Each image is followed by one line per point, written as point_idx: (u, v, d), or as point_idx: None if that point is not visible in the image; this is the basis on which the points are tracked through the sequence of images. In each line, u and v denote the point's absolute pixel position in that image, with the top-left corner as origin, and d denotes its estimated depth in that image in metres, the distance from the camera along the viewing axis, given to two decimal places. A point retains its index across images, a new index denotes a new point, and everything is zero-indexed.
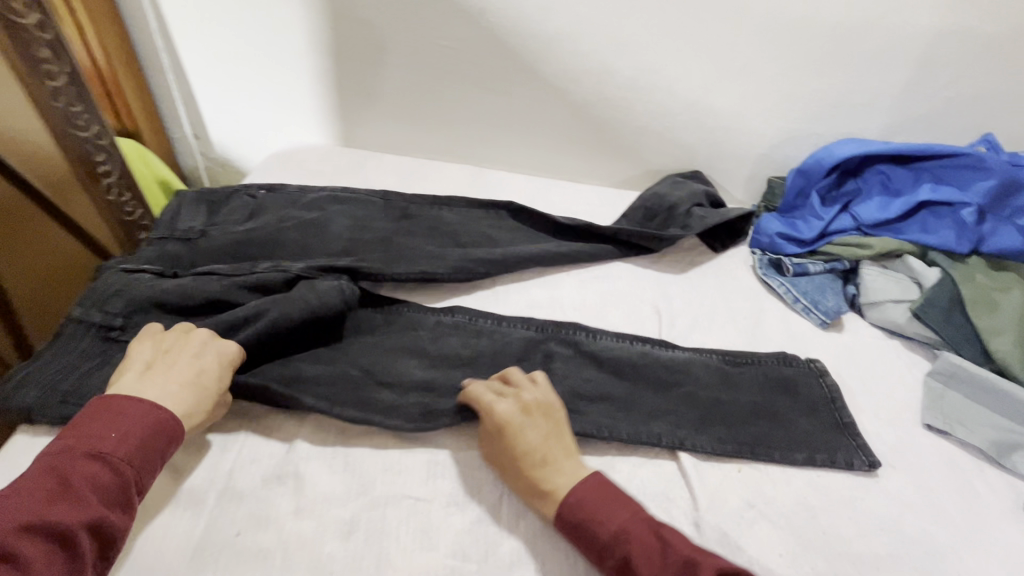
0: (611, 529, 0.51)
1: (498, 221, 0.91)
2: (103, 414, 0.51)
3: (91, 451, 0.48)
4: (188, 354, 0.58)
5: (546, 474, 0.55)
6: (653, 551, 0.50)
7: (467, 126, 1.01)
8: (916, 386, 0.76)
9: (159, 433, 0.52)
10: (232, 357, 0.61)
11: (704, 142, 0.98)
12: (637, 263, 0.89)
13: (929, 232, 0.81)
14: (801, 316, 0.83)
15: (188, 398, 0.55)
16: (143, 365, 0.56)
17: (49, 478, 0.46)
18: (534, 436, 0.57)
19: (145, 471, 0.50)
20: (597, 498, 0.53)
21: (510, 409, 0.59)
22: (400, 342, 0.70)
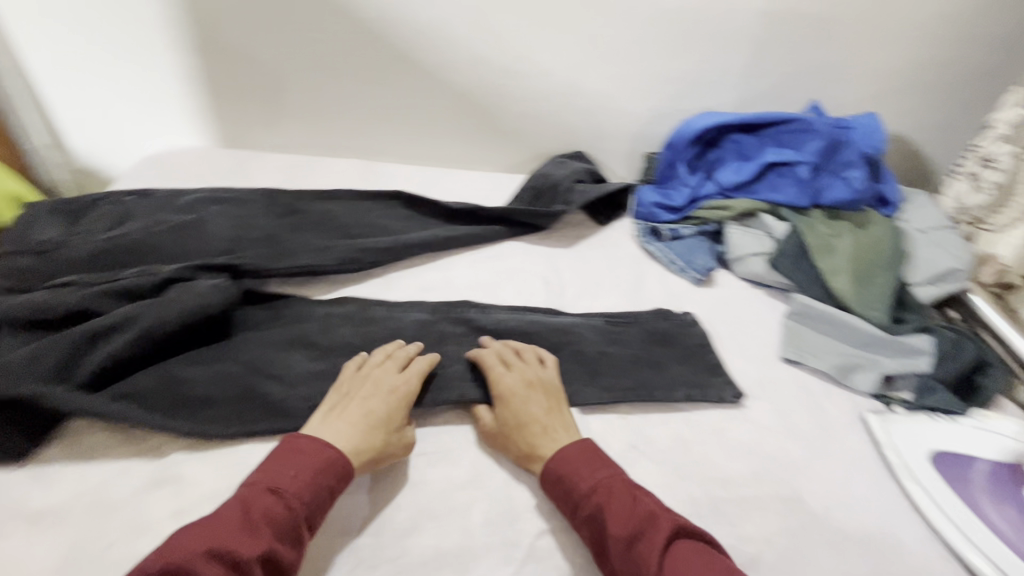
0: (588, 482, 0.56)
1: (389, 210, 0.92)
2: (287, 452, 0.55)
3: (270, 486, 0.52)
4: (363, 393, 0.61)
5: (542, 440, 0.60)
6: (624, 504, 0.54)
7: (352, 120, 1.01)
8: (776, 326, 0.85)
9: (326, 472, 0.54)
10: (408, 392, 0.62)
11: (583, 123, 1.04)
12: (527, 241, 0.92)
13: (777, 190, 0.91)
14: (678, 276, 0.91)
15: (360, 433, 0.57)
16: (328, 406, 0.61)
17: (238, 509, 0.50)
18: (536, 405, 0.63)
19: (315, 509, 0.52)
20: (580, 455, 0.58)
21: (512, 382, 0.65)
22: (286, 334, 0.69)
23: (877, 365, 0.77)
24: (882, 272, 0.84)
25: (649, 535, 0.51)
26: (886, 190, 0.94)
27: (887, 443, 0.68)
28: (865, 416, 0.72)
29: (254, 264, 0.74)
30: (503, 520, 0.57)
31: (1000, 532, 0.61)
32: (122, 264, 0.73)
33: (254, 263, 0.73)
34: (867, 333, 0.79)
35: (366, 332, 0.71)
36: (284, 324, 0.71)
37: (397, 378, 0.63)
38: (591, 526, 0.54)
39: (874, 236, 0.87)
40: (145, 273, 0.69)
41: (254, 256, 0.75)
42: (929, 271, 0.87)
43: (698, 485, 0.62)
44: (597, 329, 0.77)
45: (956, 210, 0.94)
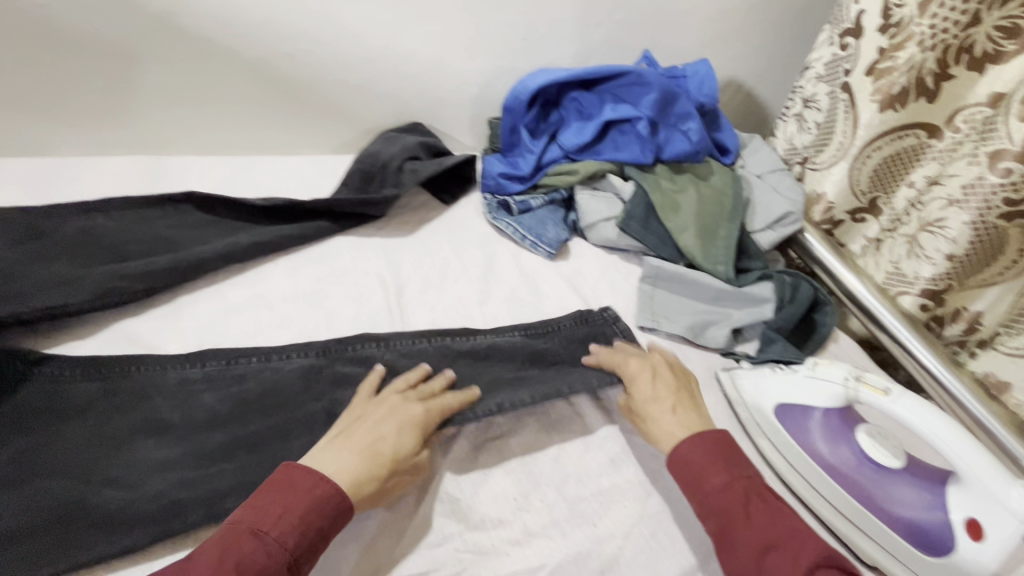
0: (722, 478, 0.52)
1: (179, 216, 0.75)
2: (279, 487, 0.47)
3: (254, 527, 0.45)
4: (376, 421, 0.54)
5: (667, 422, 0.57)
6: (762, 511, 0.50)
7: (115, 108, 0.80)
8: (632, 292, 0.82)
9: (320, 511, 0.47)
10: (423, 426, 0.55)
11: (412, 91, 0.92)
12: (359, 234, 0.81)
13: (620, 149, 0.87)
14: (531, 252, 0.84)
15: (366, 465, 0.50)
16: (335, 434, 0.54)
17: (217, 553, 0.43)
18: (651, 390, 0.60)
19: (304, 551, 0.45)
20: (710, 447, 0.54)
21: (641, 363, 0.63)
22: (40, 412, 0.55)
23: (729, 319, 0.78)
24: (725, 224, 0.84)
25: (785, 549, 0.47)
26: (723, 138, 0.94)
27: (739, 401, 0.68)
28: (719, 373, 0.71)
29: None
30: None
31: (836, 474, 0.62)
32: None
33: None
34: (717, 289, 0.79)
35: (154, 385, 0.59)
36: (39, 399, 0.56)
37: (418, 410, 0.56)
38: (718, 524, 0.50)
39: (716, 187, 0.87)
40: None
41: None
42: (767, 216, 0.88)
43: (553, 488, 0.57)
44: (519, 351, 0.68)
45: (787, 152, 0.96)
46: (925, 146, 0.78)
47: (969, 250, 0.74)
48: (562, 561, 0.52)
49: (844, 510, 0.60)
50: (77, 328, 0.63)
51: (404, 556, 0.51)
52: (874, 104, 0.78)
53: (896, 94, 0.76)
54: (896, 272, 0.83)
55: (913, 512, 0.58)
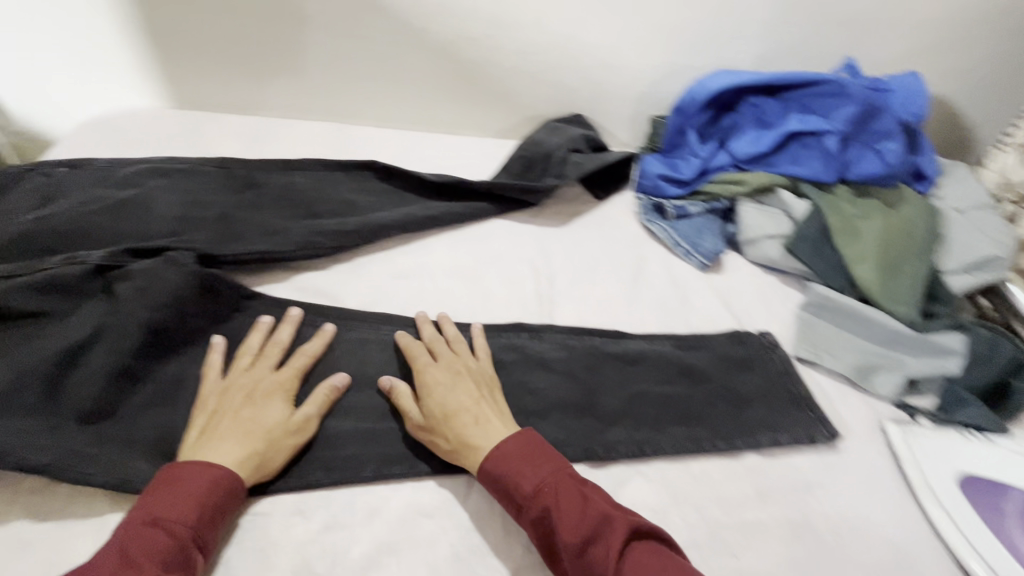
0: (531, 483, 0.52)
1: (360, 183, 0.82)
2: (165, 482, 0.49)
3: (152, 517, 0.47)
4: (234, 404, 0.56)
5: (469, 428, 0.56)
6: (573, 504, 0.51)
7: (317, 77, 0.88)
8: (789, 317, 0.77)
9: (217, 490, 0.49)
10: (275, 388, 0.58)
11: (582, 82, 0.91)
12: (515, 220, 0.82)
13: (799, 163, 0.80)
14: (682, 260, 0.81)
15: (241, 446, 0.53)
16: (205, 421, 0.55)
17: (116, 548, 0.45)
18: (462, 398, 0.58)
19: (207, 528, 0.48)
20: (522, 454, 0.54)
21: (439, 372, 0.60)
22: (245, 342, 0.63)
23: (902, 367, 0.69)
24: (913, 260, 0.75)
25: (604, 539, 0.48)
26: (922, 164, 0.83)
27: (911, 461, 0.61)
28: (886, 426, 0.64)
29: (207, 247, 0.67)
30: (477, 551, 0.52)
31: None
32: (51, 244, 0.65)
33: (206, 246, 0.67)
34: (894, 330, 0.71)
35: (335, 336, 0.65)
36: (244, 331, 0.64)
37: (267, 378, 0.58)
38: (542, 529, 0.51)
39: (907, 217, 0.78)
40: (76, 261, 0.61)
41: (203, 241, 0.68)
42: (965, 257, 0.77)
43: (694, 508, 0.56)
44: (669, 364, 0.68)
45: (998, 186, 0.85)
46: None
47: None
48: None
49: None
50: (272, 273, 0.71)
51: None
52: None
53: None
54: None
55: None
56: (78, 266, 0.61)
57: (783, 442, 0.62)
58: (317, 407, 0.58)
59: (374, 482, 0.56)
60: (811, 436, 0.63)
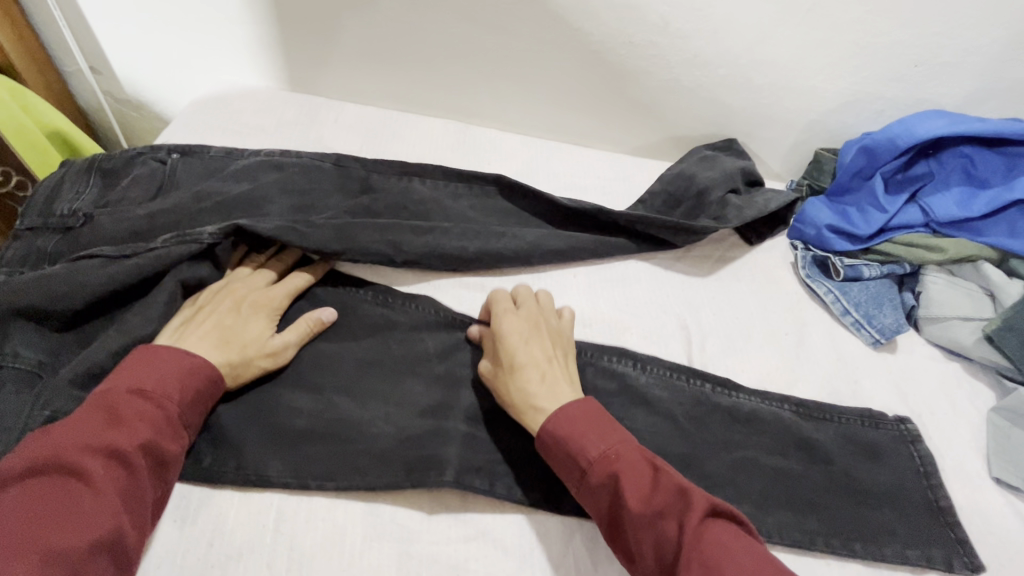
0: (597, 450, 0.47)
1: (484, 199, 0.72)
2: (141, 356, 0.46)
3: (133, 387, 0.44)
4: (221, 307, 0.52)
5: (537, 388, 0.51)
6: (641, 476, 0.45)
7: (446, 71, 0.78)
8: (977, 420, 0.64)
9: (200, 371, 0.47)
10: (266, 303, 0.54)
11: (746, 104, 0.78)
12: (656, 261, 0.72)
13: (1016, 236, 0.67)
14: (849, 331, 0.69)
15: (218, 350, 0.49)
16: (185, 318, 0.52)
17: (99, 412, 0.42)
18: (538, 351, 0.54)
19: (192, 406, 0.46)
20: (588, 418, 0.48)
21: (520, 321, 0.56)
22: (355, 375, 0.56)
23: None
24: None
25: (675, 516, 0.42)
26: None
27: None
28: None
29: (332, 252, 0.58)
30: None
31: None
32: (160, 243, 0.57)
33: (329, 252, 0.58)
34: None
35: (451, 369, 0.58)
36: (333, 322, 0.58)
37: (260, 290, 0.55)
38: (607, 501, 0.45)
39: None
40: (184, 236, 0.54)
41: (320, 240, 0.57)
42: None
43: None
44: (788, 432, 0.59)
45: None
46: None
47: None
48: None
49: None
50: (383, 274, 0.62)
51: None
52: None
53: None
54: None
55: None
56: (189, 246, 0.54)
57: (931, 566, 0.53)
58: (297, 338, 0.54)
59: None
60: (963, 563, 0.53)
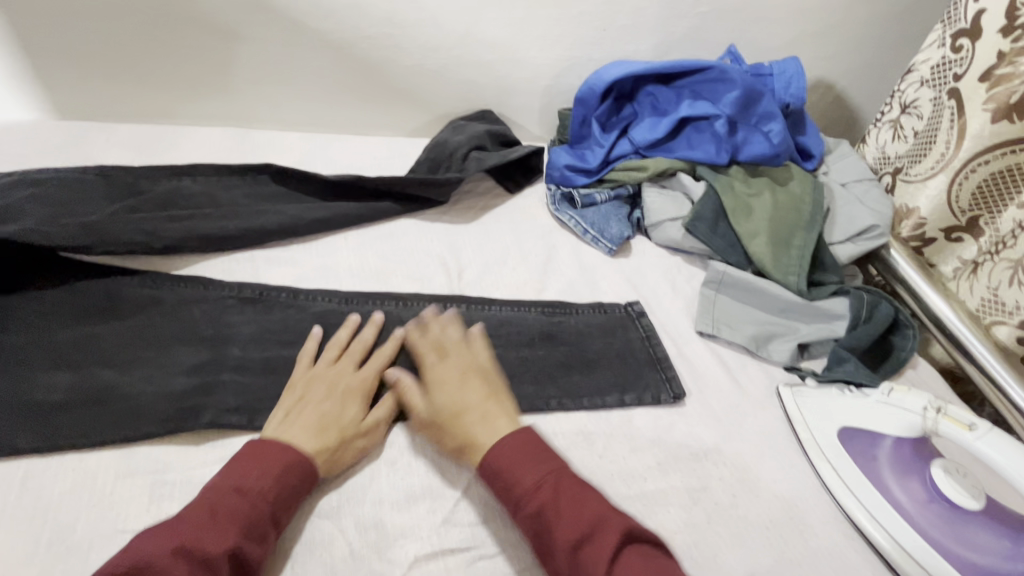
0: (531, 479, 0.49)
1: (256, 186, 0.78)
2: (250, 451, 0.50)
3: (235, 485, 0.47)
4: (318, 396, 0.55)
5: (475, 426, 0.53)
6: (576, 503, 0.47)
7: (211, 83, 0.86)
8: (693, 295, 0.79)
9: (293, 470, 0.49)
10: (360, 388, 0.57)
11: (486, 78, 0.92)
12: (423, 218, 0.82)
13: (694, 147, 0.84)
14: (591, 246, 0.83)
15: (316, 437, 0.52)
16: (286, 408, 0.55)
17: (205, 507, 0.45)
18: (472, 395, 0.55)
19: (284, 507, 0.48)
20: (519, 450, 0.50)
21: (450, 367, 0.58)
22: (119, 344, 0.59)
23: (795, 333, 0.74)
24: (801, 233, 0.79)
25: (599, 538, 0.45)
26: (807, 142, 0.89)
27: (801, 420, 0.64)
28: (779, 389, 0.67)
29: (82, 240, 0.63)
30: (375, 547, 0.49)
31: (905, 511, 0.57)
32: None
33: (80, 241, 0.63)
34: (784, 300, 0.75)
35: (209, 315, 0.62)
36: (89, 304, 0.62)
37: (354, 375, 0.58)
38: (534, 526, 0.47)
39: (794, 194, 0.82)
40: None
41: (65, 235, 0.62)
42: (849, 228, 0.83)
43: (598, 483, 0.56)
44: (532, 329, 0.69)
45: (877, 160, 0.92)
46: None
47: None
48: None
49: (907, 544, 0.55)
50: (146, 260, 0.67)
51: (447, 531, 0.50)
52: (987, 113, 0.74)
53: (1014, 103, 0.71)
54: (993, 300, 0.76)
55: (986, 559, 0.53)
56: None
57: (647, 401, 0.64)
58: (387, 415, 0.56)
59: None
60: (674, 395, 0.65)
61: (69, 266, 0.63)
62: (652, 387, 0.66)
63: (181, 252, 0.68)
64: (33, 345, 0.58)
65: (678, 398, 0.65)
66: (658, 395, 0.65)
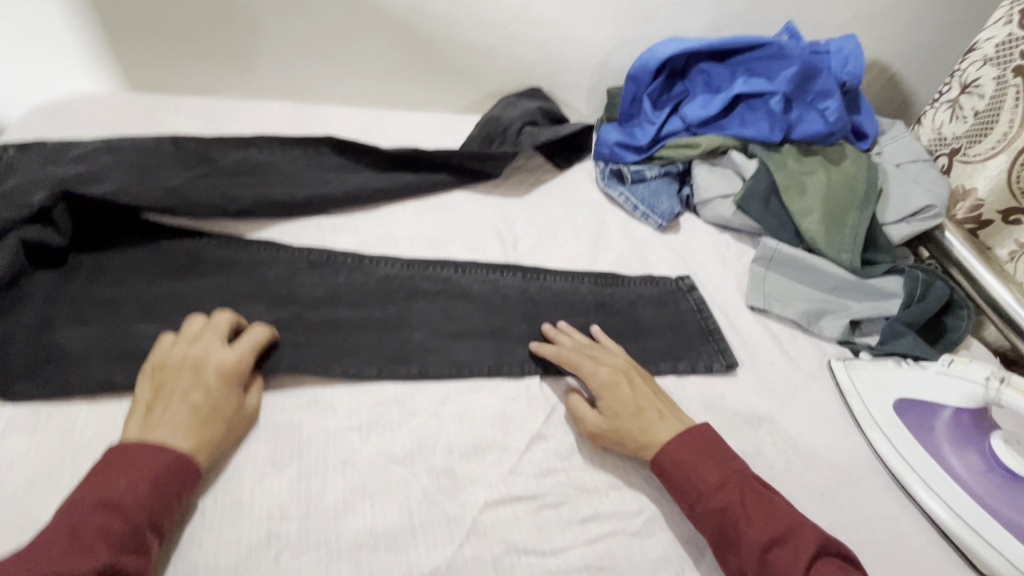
0: (715, 477, 0.51)
1: (319, 158, 0.82)
2: (113, 461, 0.46)
3: (100, 500, 0.43)
4: (183, 386, 0.51)
5: (656, 425, 0.55)
6: (760, 504, 0.49)
7: (275, 57, 0.89)
8: (743, 272, 0.80)
9: (171, 472, 0.46)
10: (233, 369, 0.53)
11: (537, 56, 0.94)
12: (476, 191, 0.84)
13: (747, 124, 0.85)
14: (640, 222, 0.84)
15: (194, 433, 0.49)
16: (147, 405, 0.50)
17: (65, 530, 0.41)
18: (641, 396, 0.57)
19: (164, 511, 0.45)
20: (701, 448, 0.53)
21: (609, 370, 0.58)
22: (201, 299, 0.63)
23: (847, 310, 0.74)
24: (855, 212, 0.79)
25: (790, 543, 0.47)
26: (862, 122, 0.89)
27: (854, 393, 0.65)
28: (831, 362, 0.68)
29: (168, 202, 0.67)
30: (447, 491, 0.52)
31: (962, 480, 0.57)
32: None
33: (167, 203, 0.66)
34: (837, 277, 0.75)
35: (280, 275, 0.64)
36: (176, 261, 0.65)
37: (225, 354, 0.54)
38: (716, 524, 0.49)
39: (849, 172, 0.82)
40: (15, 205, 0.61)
41: (151, 198, 0.66)
42: (903, 208, 0.83)
43: None
44: (585, 299, 0.71)
45: (933, 142, 0.91)
46: None
47: None
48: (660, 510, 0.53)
49: (960, 511, 0.55)
50: (221, 224, 0.70)
51: (513, 480, 0.53)
52: None
53: None
54: None
55: None
56: (18, 211, 0.60)
57: (700, 369, 0.66)
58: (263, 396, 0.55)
59: (343, 432, 0.55)
60: (725, 362, 0.67)
61: (153, 227, 0.67)
62: (705, 356, 0.67)
63: (253, 216, 0.71)
64: (125, 298, 0.61)
65: (729, 367, 0.66)
66: (710, 363, 0.66)
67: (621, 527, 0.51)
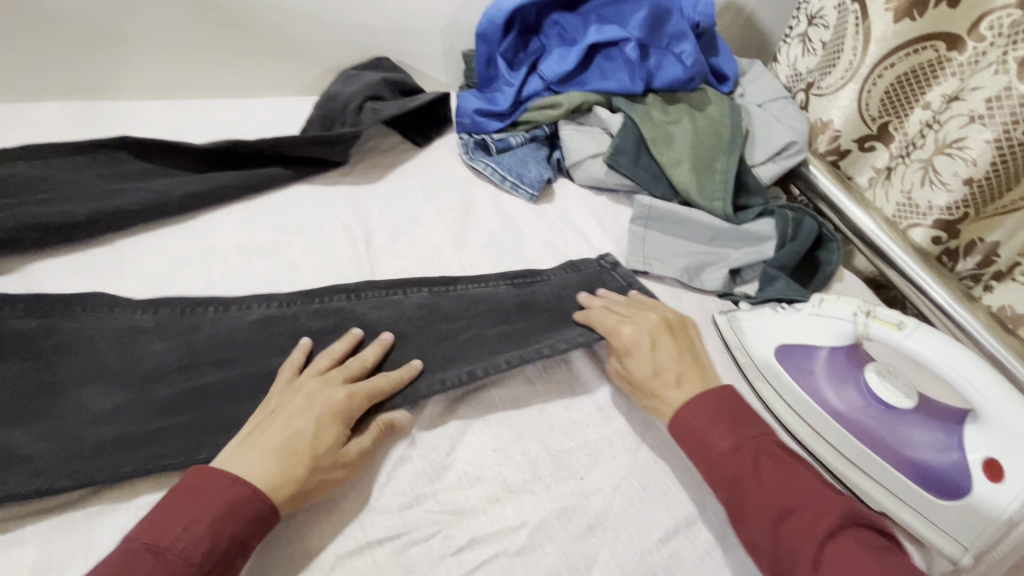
0: (728, 444, 0.47)
1: (112, 164, 0.67)
2: (182, 494, 0.40)
3: (150, 543, 0.37)
4: (290, 411, 0.46)
5: (670, 389, 0.51)
6: (775, 472, 0.45)
7: (43, 47, 0.71)
8: (623, 234, 0.75)
9: (232, 518, 0.40)
10: (344, 404, 0.47)
11: (374, 20, 0.82)
12: (322, 182, 0.73)
13: (607, 77, 0.79)
14: (512, 194, 0.77)
15: (280, 465, 0.43)
16: (246, 432, 0.46)
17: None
18: (671, 356, 0.53)
19: (216, 564, 0.38)
20: (717, 413, 0.49)
21: (636, 330, 0.55)
22: None
23: (726, 260, 0.72)
24: (723, 156, 0.77)
25: (805, 514, 0.42)
26: (720, 64, 0.87)
27: (738, 344, 0.62)
28: (714, 316, 0.64)
29: None
30: (290, 553, 0.43)
31: (843, 419, 0.57)
32: None
33: None
34: (713, 228, 0.72)
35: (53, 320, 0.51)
36: None
37: (340, 389, 0.48)
38: (730, 491, 0.45)
39: (713, 117, 0.79)
40: None
41: None
42: (769, 147, 0.81)
43: (538, 441, 0.52)
44: (505, 302, 0.61)
45: (791, 78, 0.90)
46: (945, 59, 0.71)
47: (991, 174, 0.67)
48: (546, 517, 0.47)
49: (846, 453, 0.55)
50: None
51: (371, 521, 0.45)
52: (889, 13, 0.72)
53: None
54: (907, 204, 0.76)
55: (924, 454, 0.53)
56: None
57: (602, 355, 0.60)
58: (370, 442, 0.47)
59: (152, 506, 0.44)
60: None
61: None
62: None
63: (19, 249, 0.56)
64: None
65: None
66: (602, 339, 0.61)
67: (504, 547, 0.45)
